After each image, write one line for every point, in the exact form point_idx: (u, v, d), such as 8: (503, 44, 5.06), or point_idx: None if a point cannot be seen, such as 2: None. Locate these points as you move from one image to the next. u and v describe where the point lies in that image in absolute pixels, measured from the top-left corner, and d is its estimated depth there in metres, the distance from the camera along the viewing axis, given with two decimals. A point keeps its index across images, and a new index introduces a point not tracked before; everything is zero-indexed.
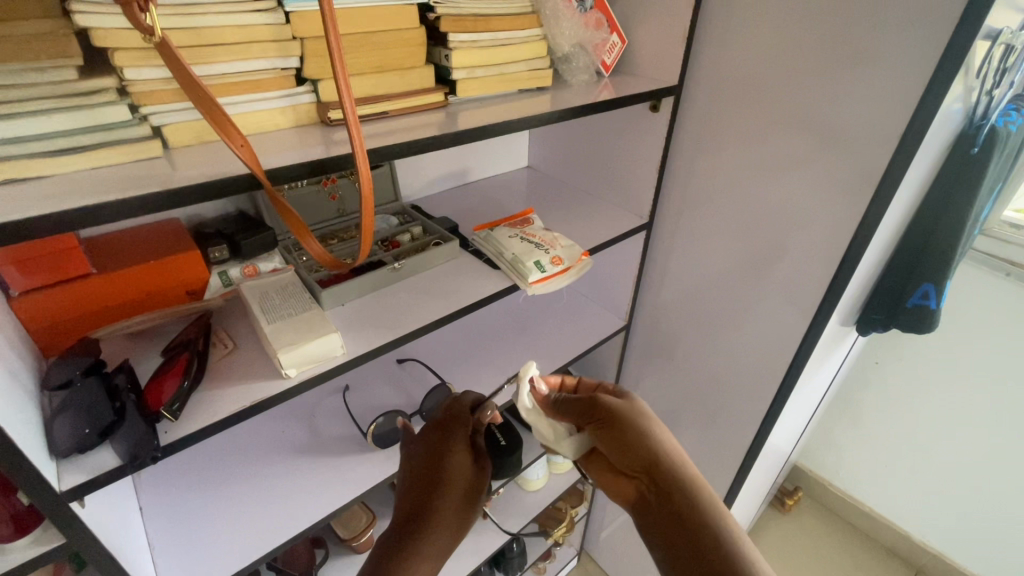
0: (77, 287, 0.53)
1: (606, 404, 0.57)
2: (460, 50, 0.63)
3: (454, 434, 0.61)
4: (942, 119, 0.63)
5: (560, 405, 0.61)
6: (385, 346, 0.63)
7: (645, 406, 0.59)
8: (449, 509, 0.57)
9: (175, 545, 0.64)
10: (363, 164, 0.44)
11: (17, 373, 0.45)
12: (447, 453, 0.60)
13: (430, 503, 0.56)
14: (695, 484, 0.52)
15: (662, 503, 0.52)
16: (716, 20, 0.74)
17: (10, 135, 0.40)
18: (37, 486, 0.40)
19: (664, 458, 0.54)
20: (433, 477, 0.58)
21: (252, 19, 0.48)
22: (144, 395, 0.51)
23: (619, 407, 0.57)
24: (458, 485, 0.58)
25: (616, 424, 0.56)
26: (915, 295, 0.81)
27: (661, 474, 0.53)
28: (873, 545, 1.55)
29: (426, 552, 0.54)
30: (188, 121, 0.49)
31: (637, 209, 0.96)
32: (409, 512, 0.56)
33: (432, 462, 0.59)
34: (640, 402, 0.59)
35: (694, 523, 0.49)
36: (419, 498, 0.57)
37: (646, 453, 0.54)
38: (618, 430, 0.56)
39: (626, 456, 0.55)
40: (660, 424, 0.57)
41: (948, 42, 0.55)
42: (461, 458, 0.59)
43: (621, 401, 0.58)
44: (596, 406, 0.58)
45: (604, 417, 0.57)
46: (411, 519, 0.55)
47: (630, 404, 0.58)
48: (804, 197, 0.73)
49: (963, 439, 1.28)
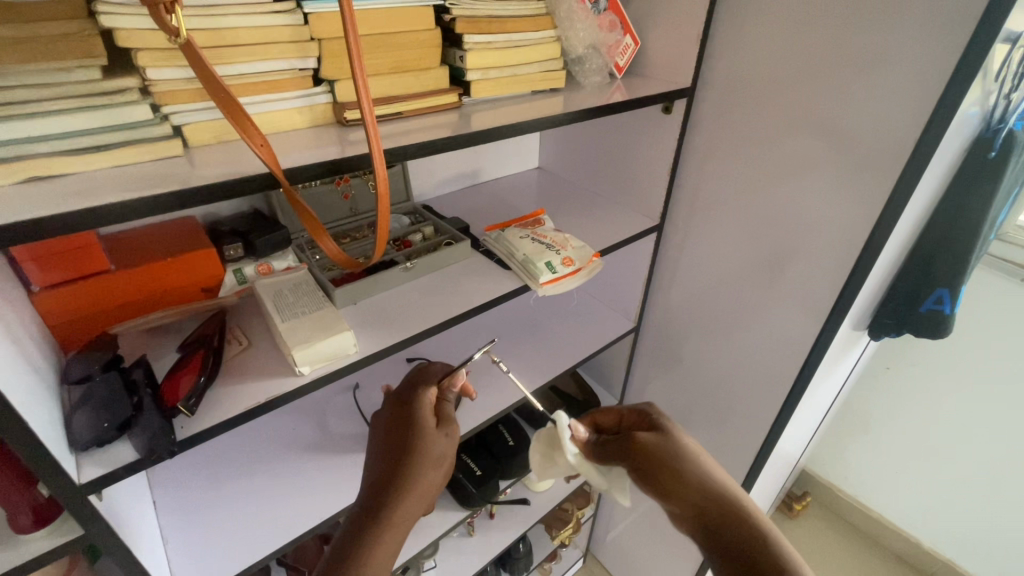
0: (96, 283, 0.54)
1: (644, 445, 0.58)
2: (475, 51, 0.63)
3: (415, 410, 0.57)
4: (958, 123, 0.63)
5: (600, 449, 0.63)
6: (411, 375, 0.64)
7: (684, 441, 0.59)
8: (417, 488, 0.52)
9: (187, 539, 0.65)
10: (379, 164, 0.44)
11: (39, 366, 0.46)
12: (420, 434, 0.55)
13: (401, 489, 0.51)
14: (751, 517, 0.52)
15: (717, 538, 0.51)
16: (730, 23, 0.74)
17: (37, 133, 0.40)
18: (60, 479, 0.41)
19: (716, 492, 0.54)
20: (404, 461, 0.52)
21: (272, 20, 0.49)
22: (160, 390, 0.52)
23: (657, 446, 0.58)
24: (428, 469, 0.53)
25: (660, 465, 0.56)
26: (929, 300, 0.81)
27: (714, 510, 0.53)
28: (882, 552, 1.53)
29: (389, 544, 0.49)
30: (207, 121, 0.49)
31: (648, 211, 0.96)
32: (377, 497, 0.50)
33: (404, 443, 0.54)
34: (683, 437, 0.59)
35: (756, 555, 0.49)
36: (388, 482, 0.51)
37: (696, 494, 0.54)
38: (662, 471, 0.56)
39: (672, 492, 0.55)
40: (706, 460, 0.57)
41: (965, 47, 0.54)
42: (424, 433, 0.55)
43: (659, 438, 0.59)
44: (635, 446, 0.58)
45: (646, 459, 0.57)
46: (374, 508, 0.50)
47: (671, 441, 0.58)
48: (819, 200, 0.73)
49: (973, 445, 1.27)
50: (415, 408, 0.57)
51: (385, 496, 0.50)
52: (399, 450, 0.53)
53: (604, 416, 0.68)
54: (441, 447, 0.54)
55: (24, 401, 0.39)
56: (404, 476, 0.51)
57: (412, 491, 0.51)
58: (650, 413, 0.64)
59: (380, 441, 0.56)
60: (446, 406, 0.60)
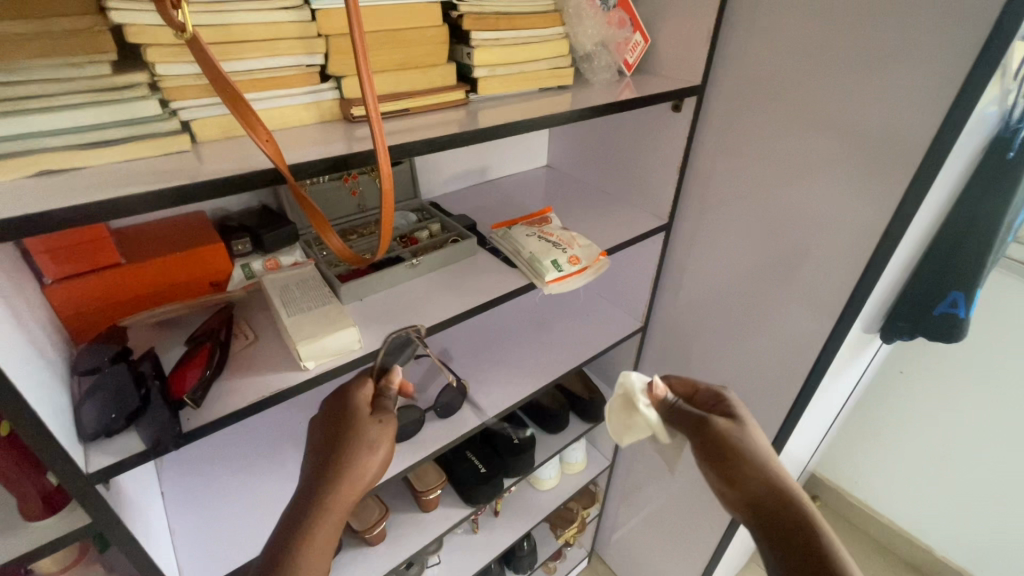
0: (107, 276, 0.55)
1: (715, 430, 0.56)
2: (483, 47, 0.63)
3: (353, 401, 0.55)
4: (975, 123, 0.61)
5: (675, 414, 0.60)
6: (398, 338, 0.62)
7: (754, 430, 0.57)
8: (350, 476, 0.49)
9: (194, 530, 0.66)
10: (384, 161, 0.45)
11: (50, 357, 0.46)
12: (356, 423, 0.53)
13: (347, 468, 0.49)
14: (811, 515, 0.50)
15: (769, 527, 0.50)
16: (741, 20, 0.73)
17: (49, 126, 0.41)
18: (68, 468, 0.42)
19: (779, 489, 0.52)
20: (354, 439, 0.51)
21: (280, 16, 0.49)
22: (167, 382, 0.52)
23: (726, 433, 0.56)
24: (364, 454, 0.50)
25: (726, 452, 0.55)
26: (943, 304, 0.79)
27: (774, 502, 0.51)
28: (892, 559, 1.51)
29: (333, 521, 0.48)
30: (215, 117, 0.50)
31: (657, 210, 0.95)
32: (322, 471, 0.49)
33: (346, 425, 0.52)
34: (757, 432, 0.57)
35: (807, 548, 0.48)
36: (323, 468, 0.49)
37: (758, 486, 0.53)
38: (728, 462, 0.55)
39: (734, 480, 0.54)
40: (773, 451, 0.55)
41: (983, 45, 0.53)
42: (359, 422, 0.53)
43: (732, 429, 0.56)
44: (709, 429, 0.57)
45: (714, 448, 0.56)
46: (309, 497, 0.48)
47: (744, 432, 0.56)
48: (830, 200, 0.71)
49: (989, 452, 1.24)
50: (354, 392, 0.56)
51: (331, 475, 0.49)
52: (336, 436, 0.52)
53: (679, 384, 0.66)
54: (372, 431, 0.52)
55: (33, 392, 0.39)
56: (338, 465, 0.49)
57: (357, 471, 0.50)
58: (726, 395, 0.61)
59: (334, 415, 0.54)
60: (386, 398, 0.57)
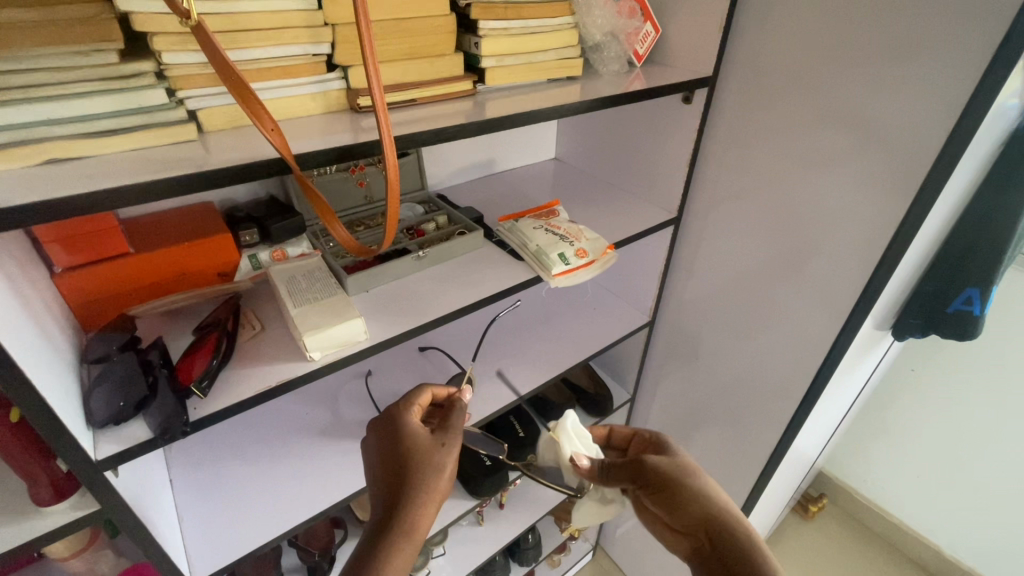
0: (114, 266, 0.55)
1: (651, 465, 0.61)
2: (490, 38, 0.63)
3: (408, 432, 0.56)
4: (994, 116, 0.60)
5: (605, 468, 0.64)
6: (408, 324, 0.64)
7: (688, 460, 0.62)
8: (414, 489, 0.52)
9: (203, 516, 0.67)
10: (389, 150, 0.44)
11: (61, 345, 0.47)
12: (419, 448, 0.55)
13: (421, 487, 0.52)
14: (736, 529, 0.55)
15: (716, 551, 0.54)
16: (754, 10, 0.72)
17: (58, 114, 0.41)
18: (78, 457, 0.43)
19: (711, 518, 0.56)
20: (407, 463, 0.54)
21: (286, 6, 0.49)
22: (175, 370, 0.53)
23: (665, 467, 0.60)
24: (431, 474, 0.53)
25: (664, 484, 0.59)
26: (957, 300, 0.77)
27: (707, 523, 0.56)
28: (899, 557, 1.50)
29: (423, 526, 0.53)
30: (223, 105, 0.50)
31: (665, 203, 0.94)
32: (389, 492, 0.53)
33: (410, 453, 0.54)
34: (688, 460, 0.62)
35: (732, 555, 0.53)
36: (395, 489, 0.53)
37: (695, 510, 0.58)
38: (668, 489, 0.59)
39: (672, 508, 0.58)
40: (708, 479, 0.60)
41: (1002, 39, 0.52)
42: (421, 447, 0.55)
43: (664, 462, 0.61)
44: (642, 467, 0.61)
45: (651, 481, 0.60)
46: (393, 514, 0.52)
47: (676, 462, 0.61)
48: (842, 195, 0.70)
49: (1003, 455, 1.22)
50: (404, 417, 0.58)
51: (409, 491, 0.52)
52: (400, 463, 0.54)
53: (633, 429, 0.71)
54: (438, 456, 0.55)
55: (44, 379, 0.40)
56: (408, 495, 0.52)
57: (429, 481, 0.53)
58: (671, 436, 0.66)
59: (394, 447, 0.56)
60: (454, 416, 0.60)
